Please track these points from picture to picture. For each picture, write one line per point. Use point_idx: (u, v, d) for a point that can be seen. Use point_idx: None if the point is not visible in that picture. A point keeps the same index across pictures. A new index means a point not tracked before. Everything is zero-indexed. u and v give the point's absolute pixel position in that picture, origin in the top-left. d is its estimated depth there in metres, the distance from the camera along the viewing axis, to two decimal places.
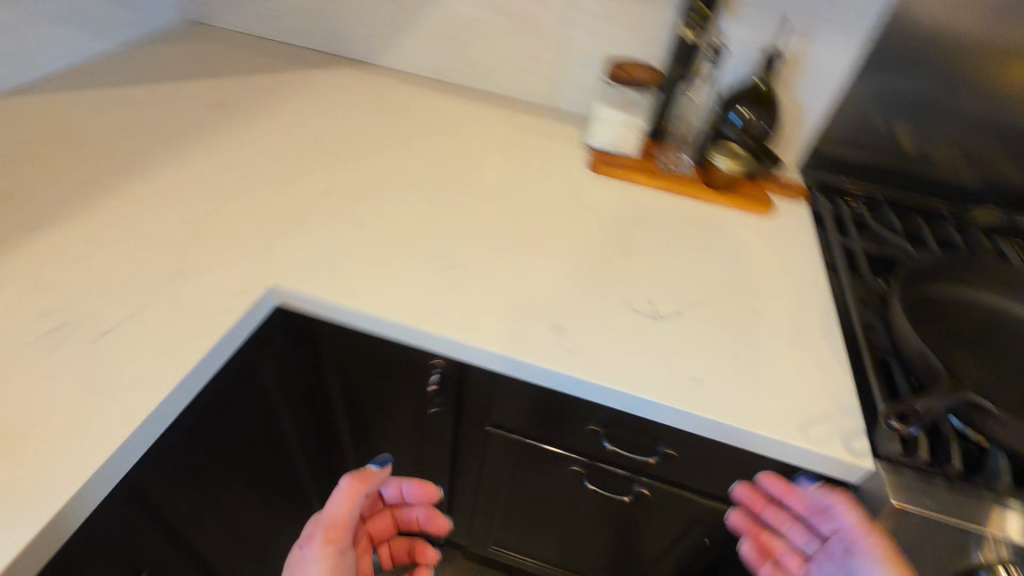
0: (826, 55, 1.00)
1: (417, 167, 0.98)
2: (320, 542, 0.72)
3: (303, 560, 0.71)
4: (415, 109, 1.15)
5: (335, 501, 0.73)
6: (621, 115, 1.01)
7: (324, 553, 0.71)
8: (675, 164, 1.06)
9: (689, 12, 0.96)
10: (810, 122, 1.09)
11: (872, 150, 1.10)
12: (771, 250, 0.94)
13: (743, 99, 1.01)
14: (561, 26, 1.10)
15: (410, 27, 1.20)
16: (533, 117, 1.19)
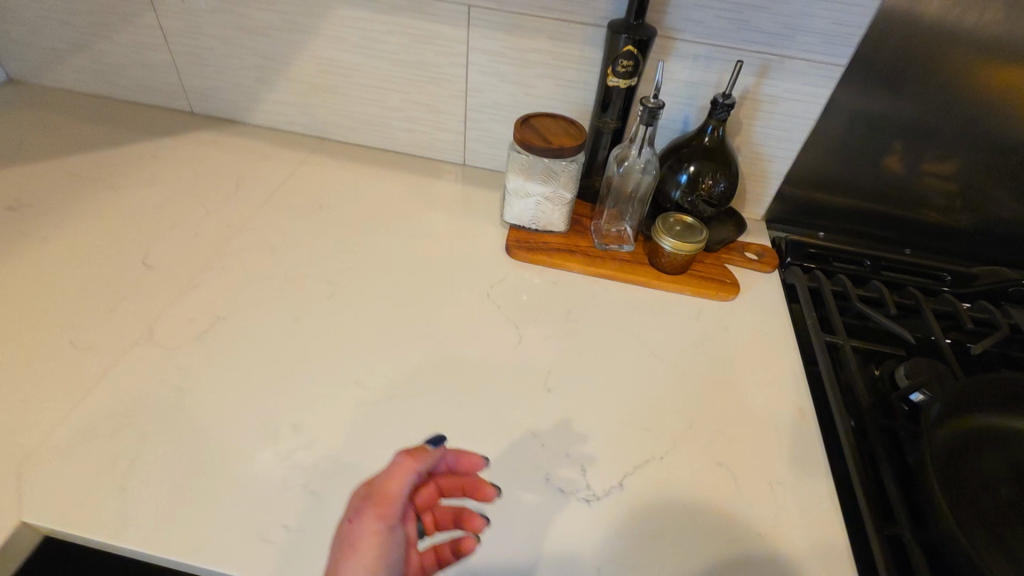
0: (790, 94, 0.80)
1: (280, 275, 0.76)
2: (365, 510, 0.46)
3: (355, 538, 0.45)
4: (292, 183, 0.93)
5: (385, 487, 0.47)
6: (539, 188, 0.79)
7: (378, 537, 0.45)
8: (614, 240, 0.84)
9: (614, 54, 0.74)
10: (774, 170, 0.89)
11: (849, 198, 0.91)
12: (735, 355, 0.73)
13: (691, 156, 0.80)
14: (461, 71, 0.88)
15: (279, 79, 0.96)
16: (441, 181, 0.97)
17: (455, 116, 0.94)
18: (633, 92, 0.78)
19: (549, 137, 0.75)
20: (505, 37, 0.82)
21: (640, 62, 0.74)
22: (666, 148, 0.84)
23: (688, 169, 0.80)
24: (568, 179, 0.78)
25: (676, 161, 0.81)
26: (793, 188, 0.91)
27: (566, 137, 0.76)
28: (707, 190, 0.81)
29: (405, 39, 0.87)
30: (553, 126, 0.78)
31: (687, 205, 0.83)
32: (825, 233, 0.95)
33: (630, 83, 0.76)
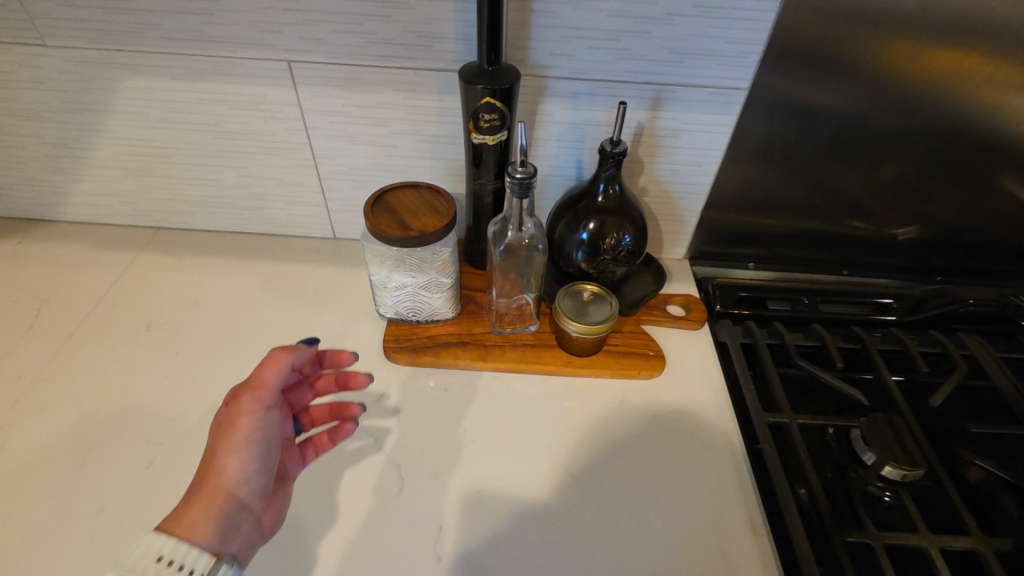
0: (692, 125, 0.67)
1: (81, 445, 0.58)
2: (242, 397, 0.51)
3: (232, 420, 0.50)
4: (110, 299, 0.74)
5: (258, 375, 0.51)
6: (409, 279, 0.64)
7: (251, 419, 0.50)
8: (516, 320, 0.71)
9: (472, 108, 0.59)
10: (688, 207, 0.77)
11: (774, 225, 0.80)
12: (667, 455, 0.60)
13: (587, 215, 0.66)
14: (301, 137, 0.71)
15: (83, 169, 0.77)
16: (304, 265, 0.80)
17: (308, 187, 0.77)
18: (506, 148, 0.63)
19: (410, 219, 0.60)
20: (343, 93, 0.66)
21: (506, 114, 0.59)
22: (561, 201, 0.70)
23: (586, 232, 0.66)
24: (441, 263, 0.64)
25: (571, 222, 0.67)
26: (712, 223, 0.80)
27: (432, 215, 0.61)
28: (612, 253, 0.67)
29: (222, 107, 0.69)
30: (414, 201, 0.63)
31: (592, 271, 0.69)
32: (755, 263, 0.85)
33: (499, 138, 0.61)
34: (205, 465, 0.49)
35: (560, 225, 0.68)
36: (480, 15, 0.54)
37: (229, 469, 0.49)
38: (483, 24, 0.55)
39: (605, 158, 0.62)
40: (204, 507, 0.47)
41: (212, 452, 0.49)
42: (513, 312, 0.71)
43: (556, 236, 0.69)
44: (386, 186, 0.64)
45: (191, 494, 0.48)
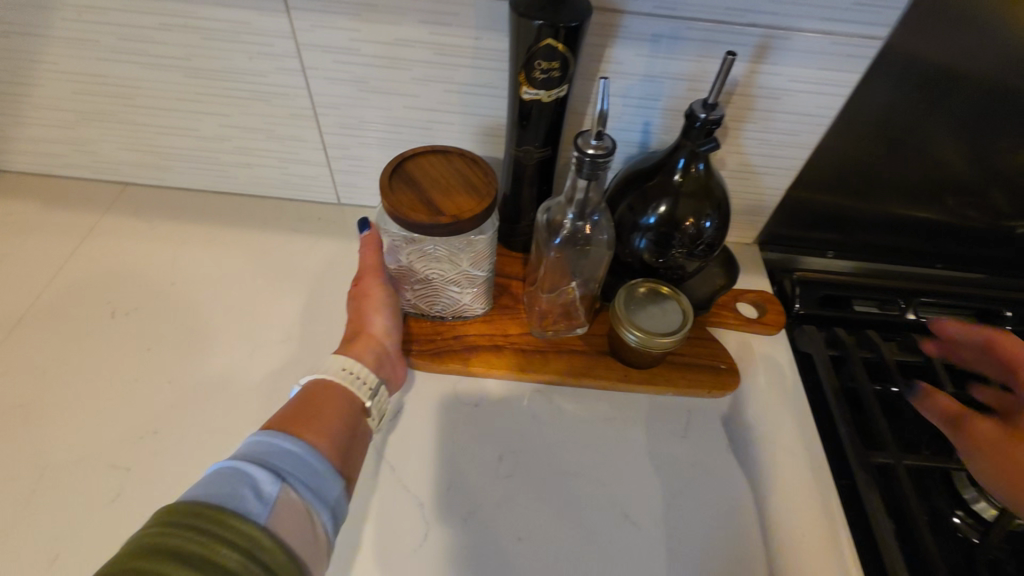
0: (798, 84, 0.53)
1: (32, 470, 0.47)
2: (367, 279, 0.54)
3: (367, 294, 0.54)
4: (69, 274, 0.61)
5: (371, 258, 0.54)
6: (432, 269, 0.52)
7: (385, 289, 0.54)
8: (564, 320, 0.59)
9: (525, 52, 0.44)
10: (769, 183, 0.64)
11: (868, 209, 0.67)
12: (740, 498, 0.51)
13: (660, 197, 0.53)
14: (296, 80, 0.56)
15: (23, 109, 0.62)
16: (303, 237, 0.67)
17: (307, 142, 0.63)
18: (564, 106, 0.49)
19: (438, 198, 0.47)
20: (352, 24, 0.51)
21: (570, 63, 0.45)
22: (623, 173, 0.57)
23: (655, 218, 0.53)
24: (475, 254, 0.51)
25: (636, 204, 0.54)
26: (793, 205, 0.67)
27: (467, 195, 0.48)
28: (686, 246, 0.54)
29: (195, 38, 0.53)
30: (446, 173, 0.49)
31: (657, 265, 0.57)
32: (835, 252, 0.72)
33: (558, 93, 0.47)
34: (354, 322, 0.54)
35: (623, 206, 0.55)
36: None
37: (375, 322, 0.53)
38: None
39: (689, 129, 0.48)
40: (369, 350, 0.51)
41: (357, 312, 0.54)
42: (556, 312, 0.59)
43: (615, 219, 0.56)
44: (412, 150, 0.51)
45: (346, 341, 0.52)
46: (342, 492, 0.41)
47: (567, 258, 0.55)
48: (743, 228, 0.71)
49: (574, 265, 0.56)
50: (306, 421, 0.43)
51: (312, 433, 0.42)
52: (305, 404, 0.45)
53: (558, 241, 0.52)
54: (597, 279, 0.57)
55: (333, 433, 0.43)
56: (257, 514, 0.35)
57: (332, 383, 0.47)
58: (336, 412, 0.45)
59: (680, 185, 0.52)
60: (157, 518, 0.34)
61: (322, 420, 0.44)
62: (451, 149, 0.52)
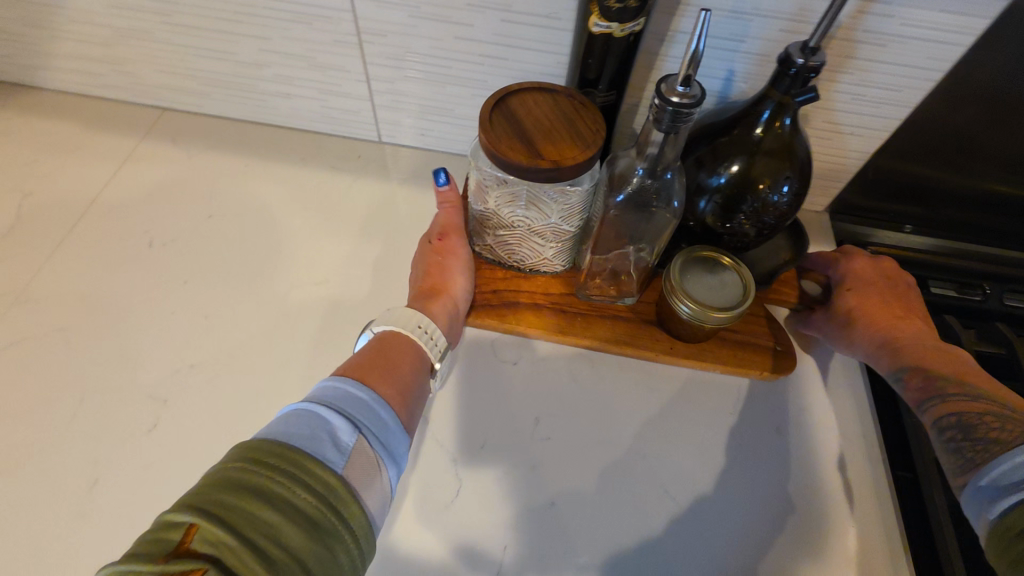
0: (912, 30, 0.46)
1: (74, 394, 0.47)
2: (446, 237, 0.54)
3: (445, 251, 0.53)
4: (109, 200, 0.60)
5: (448, 218, 0.54)
6: (517, 215, 0.49)
7: (466, 248, 0.54)
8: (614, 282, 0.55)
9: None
10: (855, 145, 0.57)
11: (960, 182, 0.60)
12: (787, 483, 0.48)
13: (733, 155, 0.47)
14: (340, 1, 0.51)
15: (60, 22, 0.59)
16: (342, 175, 0.64)
17: (349, 74, 0.59)
18: (638, 43, 0.44)
19: (537, 140, 0.43)
20: None
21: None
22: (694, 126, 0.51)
23: (725, 177, 0.48)
24: (564, 207, 0.47)
25: (703, 159, 0.49)
26: (877, 172, 0.60)
27: (569, 140, 0.43)
28: (758, 212, 0.49)
29: None
30: (549, 114, 0.45)
31: (720, 231, 0.52)
32: (913, 227, 0.65)
33: (633, 28, 0.42)
34: (432, 278, 0.52)
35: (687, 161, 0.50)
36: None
37: (455, 281, 0.52)
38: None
39: (784, 78, 0.42)
40: (443, 310, 0.50)
41: (435, 268, 0.53)
42: (607, 272, 0.55)
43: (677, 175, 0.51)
44: (522, 84, 0.47)
45: (422, 294, 0.51)
46: (407, 450, 0.39)
47: (623, 216, 0.50)
48: (815, 194, 0.65)
49: (633, 223, 0.51)
50: (379, 372, 0.41)
51: (384, 383, 0.40)
52: (377, 355, 0.43)
53: (620, 198, 0.48)
54: (656, 245, 0.52)
55: (404, 389, 0.41)
56: (336, 465, 0.33)
57: (406, 334, 0.45)
58: (410, 364, 0.44)
59: (760, 142, 0.46)
60: (236, 453, 0.32)
61: (396, 372, 0.42)
62: (561, 90, 0.47)
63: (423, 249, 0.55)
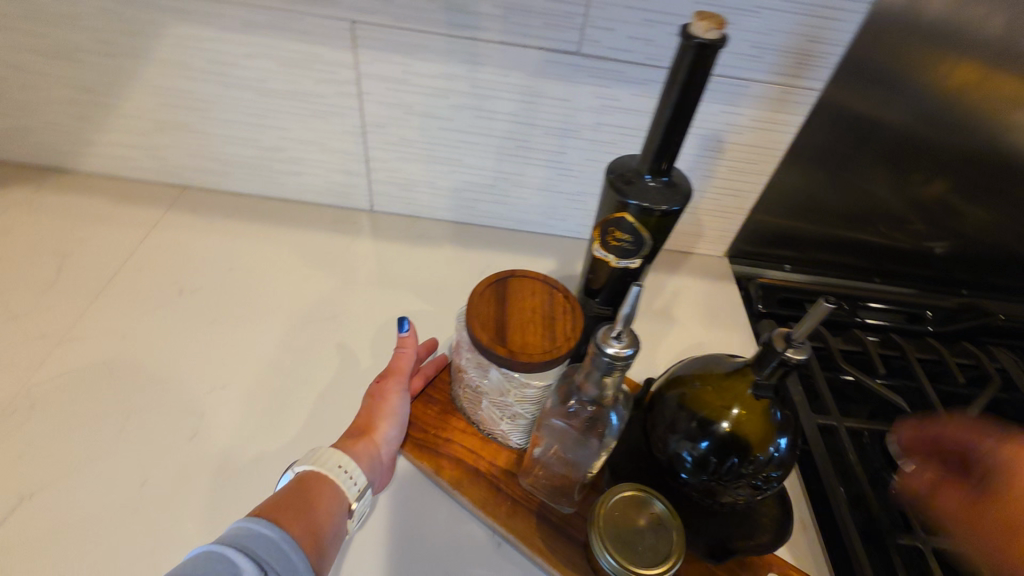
0: (754, 123, 0.68)
1: (119, 413, 0.56)
2: (387, 380, 0.54)
3: (383, 393, 0.53)
4: (140, 257, 0.70)
5: (395, 363, 0.55)
6: (486, 382, 0.49)
7: (401, 397, 0.53)
8: (554, 488, 0.50)
9: (608, 220, 0.48)
10: (736, 204, 0.78)
11: (815, 230, 0.81)
12: None
13: (712, 412, 0.47)
14: (352, 102, 0.68)
15: (109, 118, 0.72)
16: (342, 236, 0.78)
17: (352, 155, 0.74)
18: (636, 274, 0.51)
19: (512, 324, 0.47)
20: (406, 60, 0.64)
21: (645, 246, 0.48)
22: (695, 366, 0.51)
23: (702, 435, 0.46)
24: (519, 394, 0.47)
25: (688, 404, 0.48)
26: (756, 224, 0.80)
27: (539, 336, 0.46)
28: (717, 476, 0.46)
29: (272, 64, 0.65)
30: (537, 305, 0.50)
31: (681, 482, 0.48)
32: (791, 265, 0.85)
33: (626, 264, 0.50)
34: (360, 419, 0.51)
35: (672, 398, 0.49)
36: (657, 111, 0.43)
37: (383, 426, 0.51)
38: (655, 132, 0.44)
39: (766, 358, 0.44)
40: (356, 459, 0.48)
41: (366, 411, 0.52)
42: (557, 472, 0.50)
43: (662, 406, 0.50)
44: (538, 274, 0.53)
45: (347, 436, 0.50)
46: None
47: (558, 432, 0.45)
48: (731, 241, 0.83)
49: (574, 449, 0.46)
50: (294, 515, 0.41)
51: (299, 527, 0.40)
52: (296, 492, 0.43)
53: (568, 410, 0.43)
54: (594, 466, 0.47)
55: (321, 534, 0.41)
56: None
57: (324, 472, 0.45)
58: (324, 515, 0.43)
59: (739, 410, 0.46)
60: None
61: (311, 514, 0.42)
62: (566, 289, 0.52)
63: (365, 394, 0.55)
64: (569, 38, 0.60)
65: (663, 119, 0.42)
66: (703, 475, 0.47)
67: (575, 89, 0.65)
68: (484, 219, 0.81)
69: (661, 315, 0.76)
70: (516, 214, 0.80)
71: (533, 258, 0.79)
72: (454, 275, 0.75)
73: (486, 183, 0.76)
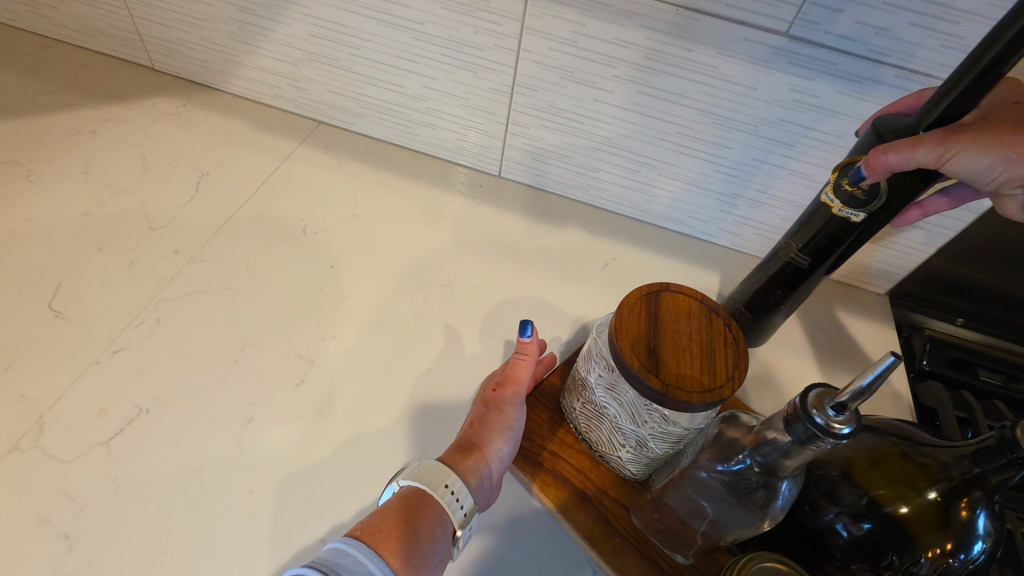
0: None
1: (236, 344, 0.56)
2: (505, 388, 0.50)
3: (500, 403, 0.49)
4: (270, 188, 0.70)
5: (515, 370, 0.50)
6: (615, 408, 0.44)
7: (517, 410, 0.49)
8: (669, 536, 0.45)
9: (849, 163, 0.44)
10: (920, 239, 0.66)
11: (1013, 288, 0.67)
12: None
13: (887, 491, 0.39)
14: (508, 58, 0.62)
15: (263, 41, 0.71)
16: (465, 198, 0.74)
17: (493, 115, 0.69)
18: (854, 234, 0.47)
19: (666, 349, 0.41)
20: (580, 19, 0.57)
21: (876, 201, 0.44)
22: (874, 428, 0.43)
23: (872, 516, 0.39)
24: (659, 429, 0.42)
25: (854, 476, 0.41)
26: (938, 267, 0.68)
27: (696, 368, 0.40)
28: (891, 575, 0.38)
29: (434, 6, 0.60)
30: (695, 329, 0.43)
31: (835, 564, 0.41)
32: (965, 320, 0.71)
33: (849, 215, 0.45)
34: (472, 431, 0.48)
35: (836, 466, 0.42)
36: (964, 63, 0.37)
37: (494, 442, 0.47)
38: (949, 88, 0.38)
39: (997, 450, 0.35)
40: (471, 478, 0.45)
41: (479, 420, 0.49)
42: (674, 521, 0.44)
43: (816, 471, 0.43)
44: (692, 289, 0.45)
45: (456, 448, 0.47)
46: None
47: (708, 489, 0.39)
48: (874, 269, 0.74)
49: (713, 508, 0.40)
50: (393, 541, 0.38)
51: (399, 556, 0.38)
52: (398, 514, 0.40)
53: (735, 466, 0.36)
54: (741, 534, 0.40)
55: (419, 567, 0.38)
56: None
57: (429, 493, 0.42)
58: (427, 541, 0.40)
59: (929, 500, 0.38)
60: None
61: (415, 541, 0.39)
62: (725, 314, 0.44)
63: (477, 399, 0.51)
64: (780, 15, 0.51)
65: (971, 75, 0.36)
66: (869, 567, 0.39)
67: (768, 77, 0.55)
68: (617, 206, 0.74)
69: (800, 348, 0.67)
70: (655, 207, 0.72)
71: (664, 258, 0.71)
72: (577, 263, 0.69)
73: (629, 167, 0.69)
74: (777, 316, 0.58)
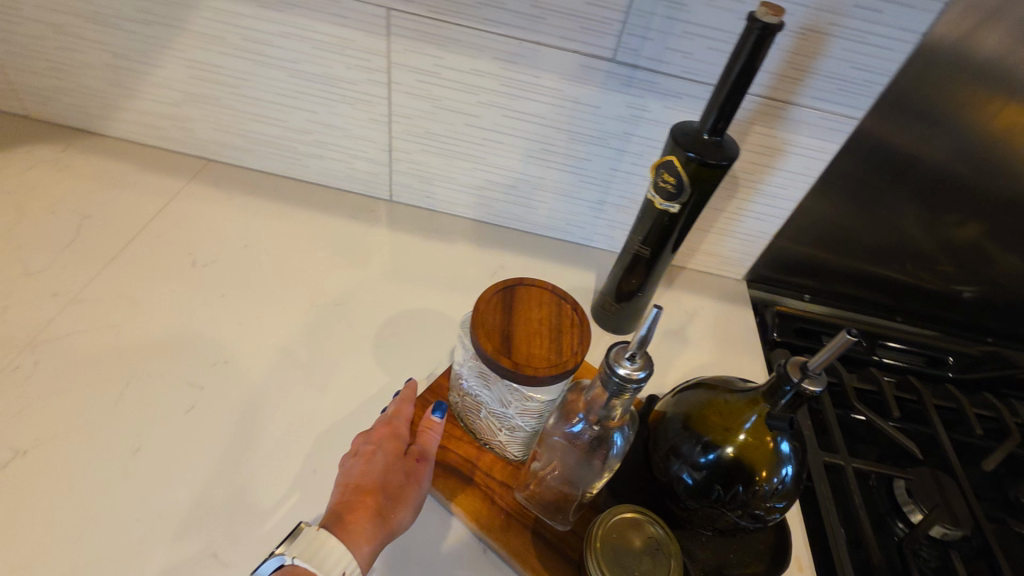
0: (810, 129, 0.64)
1: (120, 379, 0.56)
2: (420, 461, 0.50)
3: (415, 475, 0.49)
4: (156, 226, 0.70)
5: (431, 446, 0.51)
6: (485, 393, 0.49)
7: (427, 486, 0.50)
8: (548, 504, 0.50)
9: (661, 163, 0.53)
10: (758, 227, 0.76)
11: (839, 262, 0.78)
12: None
13: (717, 435, 0.46)
14: (381, 91, 0.68)
15: (141, 85, 0.73)
16: (357, 222, 0.77)
17: (376, 144, 0.74)
18: (678, 221, 0.56)
19: (518, 335, 0.46)
20: (438, 53, 0.63)
21: (683, 195, 0.53)
22: (704, 385, 0.49)
23: (705, 459, 0.45)
24: (521, 407, 0.47)
25: (691, 426, 0.47)
26: (779, 250, 0.78)
27: (544, 348, 0.45)
28: (722, 505, 0.45)
29: (304, 46, 0.65)
30: (544, 315, 0.48)
31: (682, 505, 0.47)
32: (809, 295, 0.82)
33: (668, 208, 0.54)
34: (383, 499, 0.47)
35: (676, 420, 0.48)
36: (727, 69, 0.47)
37: (401, 510, 0.47)
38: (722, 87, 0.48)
39: (784, 385, 0.42)
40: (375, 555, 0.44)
41: (393, 488, 0.48)
42: (552, 486, 0.50)
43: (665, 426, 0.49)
44: (544, 282, 0.51)
45: (365, 519, 0.45)
46: None
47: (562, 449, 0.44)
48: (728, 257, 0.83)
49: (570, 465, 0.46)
50: None
51: None
52: None
53: (574, 427, 0.44)
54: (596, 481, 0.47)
55: None
56: None
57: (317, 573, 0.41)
58: None
59: (745, 437, 0.45)
60: None
61: None
62: (573, 299, 0.50)
63: (386, 458, 0.49)
64: (605, 44, 0.59)
65: (732, 81, 0.47)
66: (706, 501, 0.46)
67: (606, 96, 0.64)
68: (502, 219, 0.80)
69: (671, 332, 0.75)
70: (535, 218, 0.79)
71: (547, 263, 0.78)
72: (466, 273, 0.74)
73: (506, 183, 0.75)
74: (641, 302, 0.66)
